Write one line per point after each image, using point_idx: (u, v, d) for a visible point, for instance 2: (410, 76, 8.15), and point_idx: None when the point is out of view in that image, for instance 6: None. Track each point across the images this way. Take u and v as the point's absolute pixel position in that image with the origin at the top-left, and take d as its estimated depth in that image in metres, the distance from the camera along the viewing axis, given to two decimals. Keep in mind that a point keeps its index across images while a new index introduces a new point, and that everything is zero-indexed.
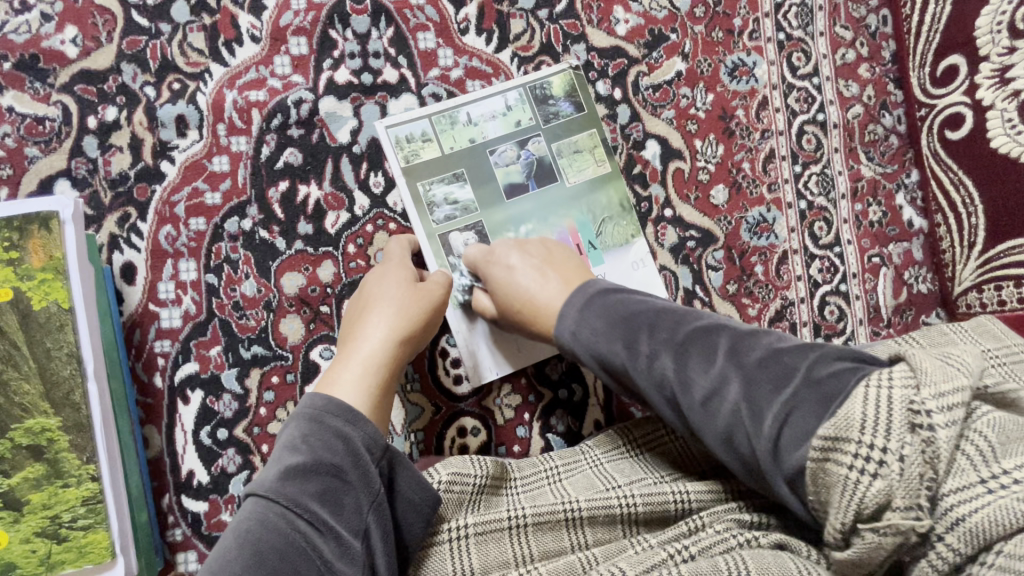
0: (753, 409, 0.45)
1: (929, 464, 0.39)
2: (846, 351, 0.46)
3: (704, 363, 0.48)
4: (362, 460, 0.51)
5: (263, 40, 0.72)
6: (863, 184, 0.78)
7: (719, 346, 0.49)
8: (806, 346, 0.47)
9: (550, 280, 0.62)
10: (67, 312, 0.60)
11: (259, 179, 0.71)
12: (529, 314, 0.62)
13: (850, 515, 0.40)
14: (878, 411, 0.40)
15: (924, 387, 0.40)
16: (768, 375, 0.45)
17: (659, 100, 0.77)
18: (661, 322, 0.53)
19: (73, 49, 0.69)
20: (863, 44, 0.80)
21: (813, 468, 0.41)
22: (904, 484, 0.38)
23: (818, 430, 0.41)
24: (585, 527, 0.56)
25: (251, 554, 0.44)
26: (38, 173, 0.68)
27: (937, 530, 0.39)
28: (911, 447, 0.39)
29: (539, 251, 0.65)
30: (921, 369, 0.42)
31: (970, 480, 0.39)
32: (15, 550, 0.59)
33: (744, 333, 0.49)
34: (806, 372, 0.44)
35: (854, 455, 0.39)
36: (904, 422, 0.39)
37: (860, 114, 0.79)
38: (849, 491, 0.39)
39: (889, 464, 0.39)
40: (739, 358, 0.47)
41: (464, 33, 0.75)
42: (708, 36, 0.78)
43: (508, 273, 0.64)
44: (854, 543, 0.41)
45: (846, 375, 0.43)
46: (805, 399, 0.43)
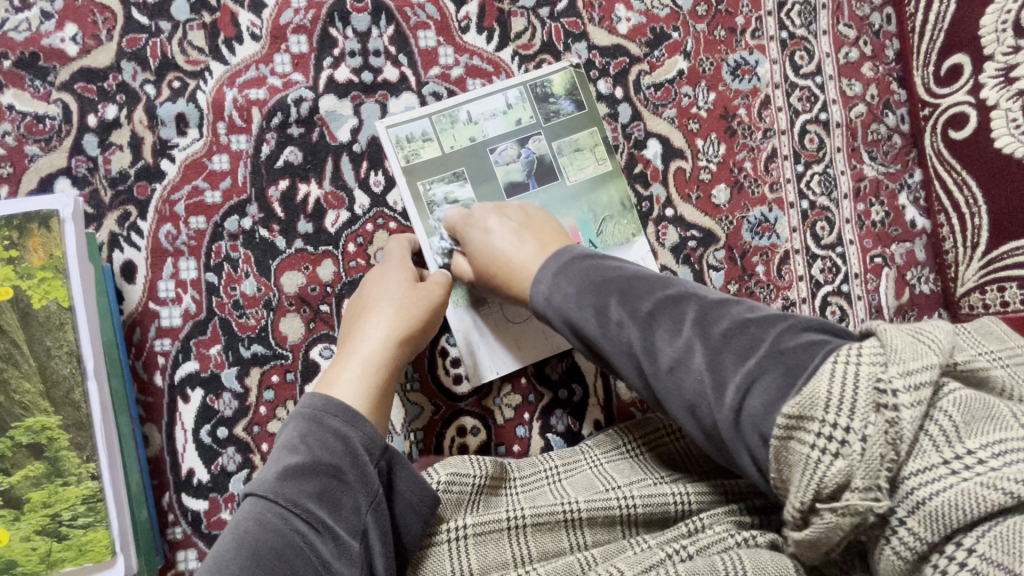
0: (716, 382, 0.43)
1: (891, 446, 0.36)
2: (819, 323, 0.43)
3: (672, 332, 0.46)
4: (361, 459, 0.51)
5: (263, 38, 0.71)
6: (866, 184, 0.78)
7: (686, 316, 0.46)
8: (775, 316, 0.44)
9: (527, 244, 0.60)
10: (67, 311, 0.60)
11: (259, 178, 0.70)
12: (505, 276, 0.61)
13: (808, 495, 0.38)
14: (843, 389, 0.37)
15: (892, 365, 0.37)
16: (734, 346, 0.43)
17: (660, 99, 0.76)
18: (632, 288, 0.50)
19: (74, 47, 0.69)
20: (867, 43, 0.79)
21: (776, 447, 0.39)
22: (865, 465, 0.36)
23: (784, 408, 0.39)
24: (584, 528, 0.56)
25: (249, 555, 0.44)
26: (38, 171, 0.68)
27: (898, 514, 0.36)
28: (874, 427, 0.36)
29: (517, 214, 0.63)
30: (892, 346, 0.39)
31: (934, 461, 0.35)
32: (15, 548, 0.59)
33: (712, 303, 0.47)
34: (772, 343, 0.42)
35: (817, 434, 0.37)
36: (869, 401, 0.37)
37: (862, 114, 0.78)
38: (809, 470, 0.37)
39: (851, 444, 0.36)
40: (706, 329, 0.45)
41: (465, 31, 0.74)
42: (710, 34, 0.77)
43: (486, 236, 0.62)
44: (812, 524, 0.38)
45: (814, 349, 0.40)
46: (771, 371, 0.40)
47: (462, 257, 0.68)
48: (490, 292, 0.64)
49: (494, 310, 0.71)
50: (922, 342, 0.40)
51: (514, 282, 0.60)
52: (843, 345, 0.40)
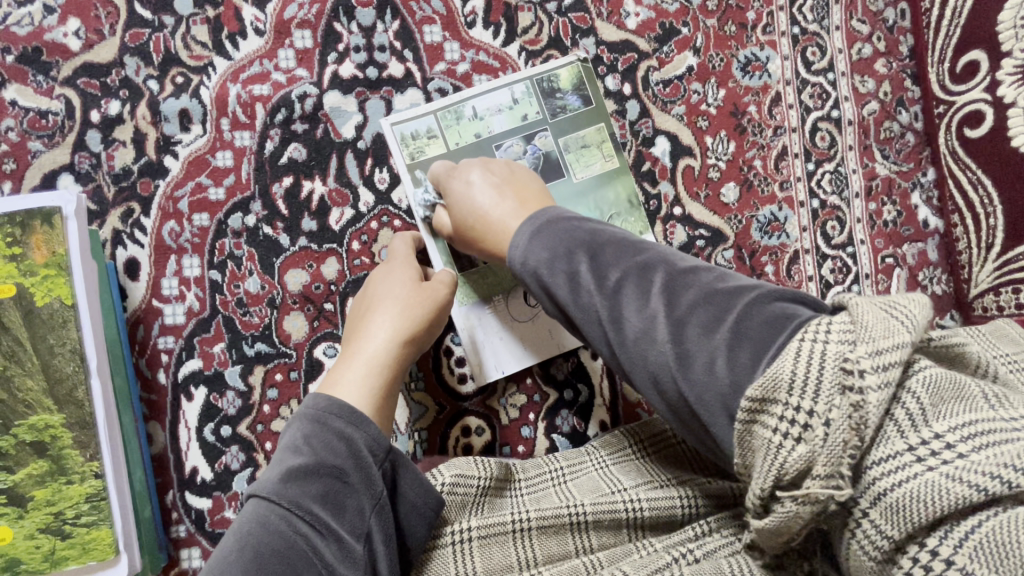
0: (681, 357, 0.42)
1: (854, 431, 0.34)
2: (789, 293, 0.42)
3: (639, 302, 0.45)
4: (365, 462, 0.51)
5: (266, 33, 0.70)
6: (878, 183, 0.77)
7: (653, 284, 0.46)
8: (744, 286, 0.43)
9: (506, 199, 0.60)
10: (71, 308, 0.60)
11: (263, 175, 0.70)
12: (481, 231, 0.60)
13: (769, 481, 0.36)
14: (809, 370, 0.36)
15: (861, 344, 0.36)
16: (700, 318, 0.42)
17: (669, 95, 0.75)
18: (602, 252, 0.49)
19: (77, 42, 0.68)
20: (881, 38, 0.78)
21: (741, 431, 0.38)
22: (827, 451, 0.34)
23: (748, 389, 0.38)
24: (590, 531, 0.55)
25: (251, 557, 0.44)
26: (41, 167, 0.67)
27: (861, 505, 0.34)
28: (838, 411, 0.34)
29: (501, 171, 0.63)
30: (863, 322, 0.37)
31: (898, 447, 0.34)
32: (19, 546, 0.59)
33: (681, 271, 0.46)
34: (737, 316, 0.41)
35: (780, 417, 0.36)
36: (834, 382, 0.35)
37: (875, 111, 0.77)
38: (770, 455, 0.36)
39: (814, 429, 0.35)
40: (673, 299, 0.44)
41: (471, 26, 0.73)
42: (721, 30, 0.76)
43: (467, 188, 0.62)
44: (773, 512, 0.37)
45: (779, 326, 0.39)
46: (736, 348, 0.40)
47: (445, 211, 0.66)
48: (468, 249, 0.64)
49: (501, 308, 0.70)
50: (896, 316, 0.38)
51: (491, 235, 0.60)
52: (813, 319, 0.39)
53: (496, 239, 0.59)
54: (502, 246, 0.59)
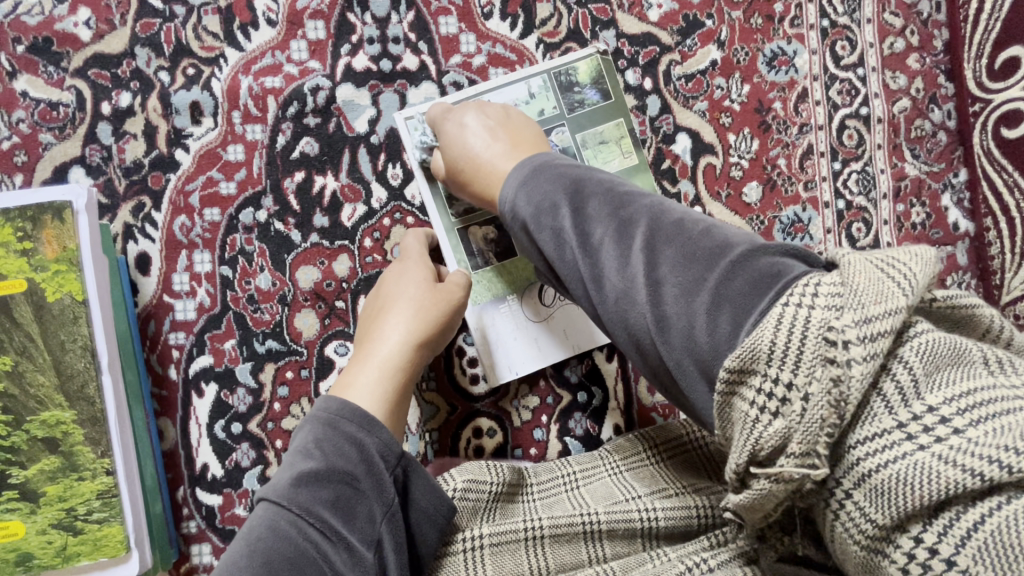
0: (659, 320, 0.40)
1: (834, 409, 0.32)
2: (781, 247, 0.38)
3: (620, 260, 0.43)
4: (377, 468, 0.50)
5: (279, 24, 0.69)
6: (907, 184, 0.74)
7: (634, 241, 0.43)
8: (730, 242, 0.40)
9: (498, 142, 0.60)
10: (81, 304, 0.59)
11: (275, 169, 0.69)
12: (472, 172, 0.60)
13: (744, 457, 0.34)
14: (790, 338, 0.33)
15: (848, 310, 0.33)
16: (679, 279, 0.40)
17: (691, 91, 0.73)
18: (584, 205, 0.47)
19: (87, 32, 0.67)
20: (914, 32, 0.74)
21: (720, 403, 0.36)
22: (804, 428, 0.32)
23: (726, 360, 0.35)
24: (603, 540, 0.54)
25: (261, 563, 0.43)
26: (52, 160, 0.67)
27: (842, 486, 0.32)
28: (818, 384, 0.32)
29: (497, 114, 0.62)
30: (853, 284, 0.34)
31: (886, 425, 0.31)
32: (32, 540, 0.59)
33: (667, 224, 0.43)
34: (719, 278, 0.38)
35: (757, 390, 0.34)
36: (817, 353, 0.32)
37: (906, 108, 0.74)
38: (746, 429, 0.34)
39: (793, 403, 0.33)
40: (653, 257, 0.41)
41: (488, 18, 0.71)
42: (746, 23, 0.73)
43: (460, 130, 0.61)
44: (748, 488, 0.35)
45: (763, 288, 0.36)
46: (716, 311, 0.37)
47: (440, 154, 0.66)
48: (459, 194, 0.64)
49: (515, 309, 0.69)
50: (892, 277, 0.34)
51: (481, 178, 0.59)
52: (803, 276, 0.36)
53: (485, 181, 0.59)
54: (492, 189, 0.59)
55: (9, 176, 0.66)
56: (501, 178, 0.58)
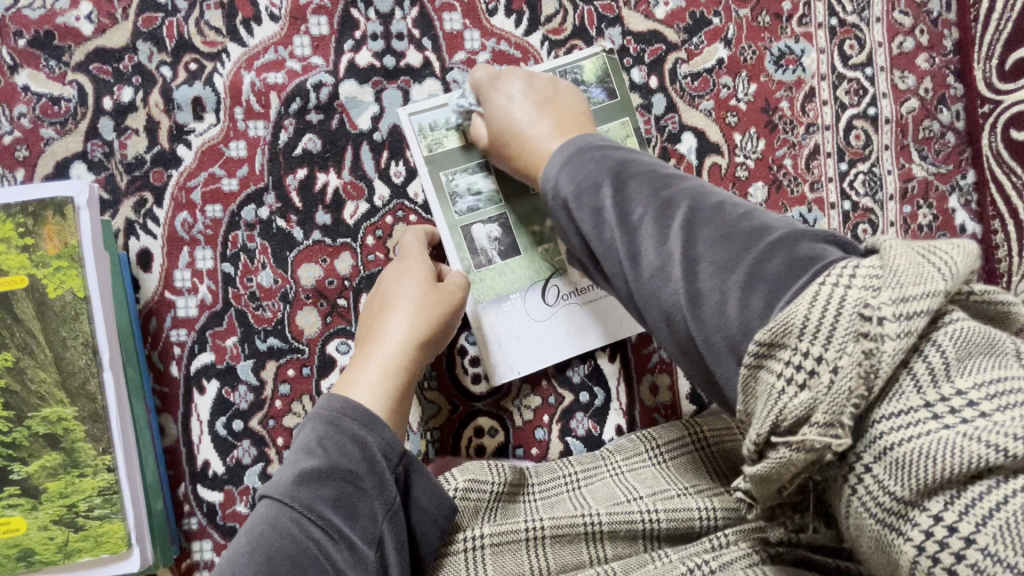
0: (692, 296, 0.39)
1: (862, 381, 0.31)
2: (821, 233, 0.38)
3: (659, 238, 0.42)
4: (379, 466, 0.49)
5: (282, 19, 0.68)
6: (914, 185, 0.73)
7: (674, 221, 0.42)
8: (769, 225, 0.39)
9: (545, 119, 0.58)
10: (83, 301, 0.59)
11: (277, 166, 0.68)
12: (516, 147, 0.59)
13: (765, 428, 0.34)
14: (824, 314, 0.33)
15: (885, 289, 0.32)
16: (716, 258, 0.39)
17: (698, 89, 0.72)
18: (626, 184, 0.45)
19: (89, 26, 0.67)
20: (924, 32, 0.74)
21: (745, 376, 0.36)
22: (830, 399, 0.32)
23: (757, 333, 0.35)
24: (604, 541, 0.54)
25: (263, 560, 0.43)
26: (54, 155, 0.66)
27: (863, 459, 0.32)
28: (848, 358, 0.32)
29: (544, 88, 0.61)
30: (892, 266, 0.33)
31: (913, 403, 0.31)
32: (33, 536, 0.59)
33: (708, 206, 0.42)
34: (756, 258, 0.38)
35: (786, 363, 0.33)
36: (849, 329, 0.32)
37: (915, 109, 0.73)
38: (771, 400, 0.34)
39: (820, 375, 0.32)
40: (691, 236, 0.41)
41: (492, 14, 0.70)
42: (754, 21, 0.72)
43: (507, 102, 0.60)
44: (767, 458, 0.35)
45: (801, 269, 0.36)
46: (750, 290, 0.37)
47: (481, 123, 0.64)
48: (501, 166, 0.62)
49: (516, 308, 0.68)
50: (934, 262, 0.34)
51: (524, 154, 0.58)
52: (842, 261, 0.35)
53: (528, 158, 0.58)
54: (535, 166, 0.57)
55: (10, 171, 0.66)
56: (545, 157, 0.56)
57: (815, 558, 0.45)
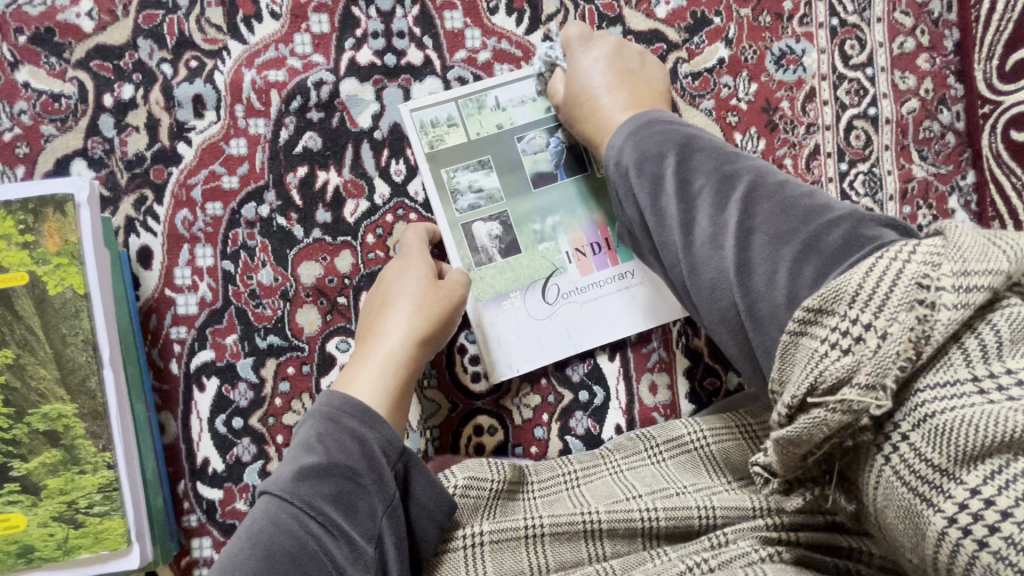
0: (741, 265, 0.41)
1: (913, 345, 0.32)
2: (880, 218, 0.39)
3: (716, 207, 0.44)
4: (378, 463, 0.50)
5: (283, 17, 0.68)
6: (914, 185, 0.73)
7: (733, 194, 0.44)
8: (830, 206, 0.41)
9: (621, 94, 0.61)
10: (83, 298, 0.59)
11: (277, 164, 0.68)
12: (587, 111, 0.61)
13: (802, 389, 0.35)
14: (879, 284, 0.34)
15: (947, 263, 0.33)
16: (772, 227, 0.41)
17: (698, 89, 0.72)
18: (691, 157, 0.48)
19: (89, 23, 0.67)
20: (924, 32, 0.74)
21: (788, 343, 0.37)
22: (875, 362, 0.33)
23: (807, 300, 0.36)
24: (603, 539, 0.54)
25: (263, 556, 0.43)
26: (54, 152, 0.66)
27: (901, 428, 0.32)
28: (899, 325, 0.33)
29: (627, 61, 0.63)
30: (957, 243, 0.34)
31: (960, 375, 0.31)
32: (33, 533, 0.60)
33: (768, 184, 0.44)
34: (816, 231, 0.40)
35: (833, 328, 0.34)
36: (904, 297, 0.33)
37: (915, 109, 0.73)
38: (812, 362, 0.35)
39: (867, 341, 0.33)
40: (749, 208, 0.43)
41: (493, 13, 0.70)
42: (755, 21, 0.72)
43: (590, 65, 0.62)
44: (800, 420, 0.35)
45: (858, 244, 0.37)
46: (802, 261, 0.39)
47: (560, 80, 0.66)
48: (569, 127, 0.65)
49: (516, 308, 0.69)
50: (998, 245, 0.34)
51: (592, 121, 0.61)
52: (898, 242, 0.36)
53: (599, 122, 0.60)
54: (599, 136, 0.60)
55: (10, 168, 0.66)
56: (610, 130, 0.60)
57: (815, 558, 0.46)
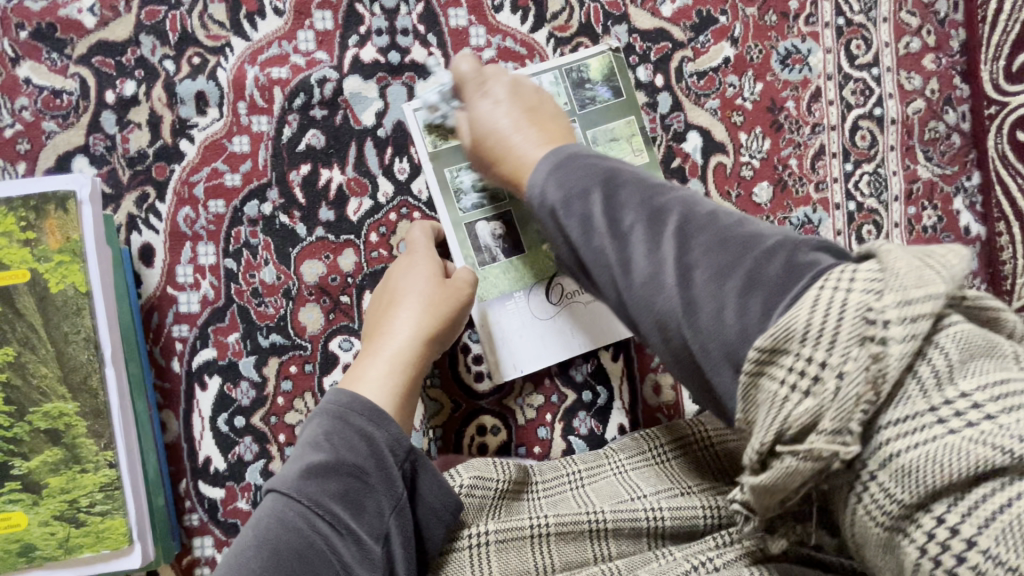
0: (687, 303, 0.38)
1: (871, 386, 0.31)
2: (814, 240, 0.37)
3: (652, 243, 0.41)
4: (386, 462, 0.49)
5: (286, 13, 0.68)
6: (919, 186, 0.73)
7: (667, 227, 0.41)
8: (762, 233, 0.39)
9: (530, 129, 0.55)
10: (85, 296, 0.59)
11: (280, 162, 0.68)
12: (499, 153, 0.55)
13: (770, 436, 0.33)
14: (827, 317, 0.32)
15: (889, 292, 0.32)
16: (712, 263, 0.38)
17: (703, 88, 0.72)
18: (617, 192, 0.44)
19: (91, 19, 0.66)
20: (930, 32, 0.73)
21: (746, 383, 0.35)
22: (837, 406, 0.31)
23: (759, 339, 0.34)
24: (609, 539, 0.54)
25: (270, 554, 0.43)
26: (55, 149, 0.66)
27: (869, 467, 0.31)
28: (854, 362, 0.31)
29: (529, 98, 0.59)
30: (893, 269, 0.33)
31: (919, 408, 0.30)
32: (34, 531, 0.59)
33: (701, 214, 0.41)
34: (754, 263, 0.37)
35: (789, 369, 0.33)
36: (854, 332, 0.31)
37: (920, 110, 0.73)
38: (775, 408, 0.33)
39: (825, 382, 0.31)
40: (686, 242, 0.40)
41: (498, 11, 0.70)
42: (761, 20, 0.72)
43: (492, 106, 0.57)
44: (770, 468, 0.34)
45: (799, 272, 0.35)
46: (748, 294, 0.36)
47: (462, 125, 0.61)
48: (482, 172, 0.58)
49: (520, 307, 0.68)
50: (931, 266, 0.34)
51: (509, 160, 0.54)
52: (836, 266, 0.35)
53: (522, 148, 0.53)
54: (521, 173, 0.52)
55: (11, 164, 0.65)
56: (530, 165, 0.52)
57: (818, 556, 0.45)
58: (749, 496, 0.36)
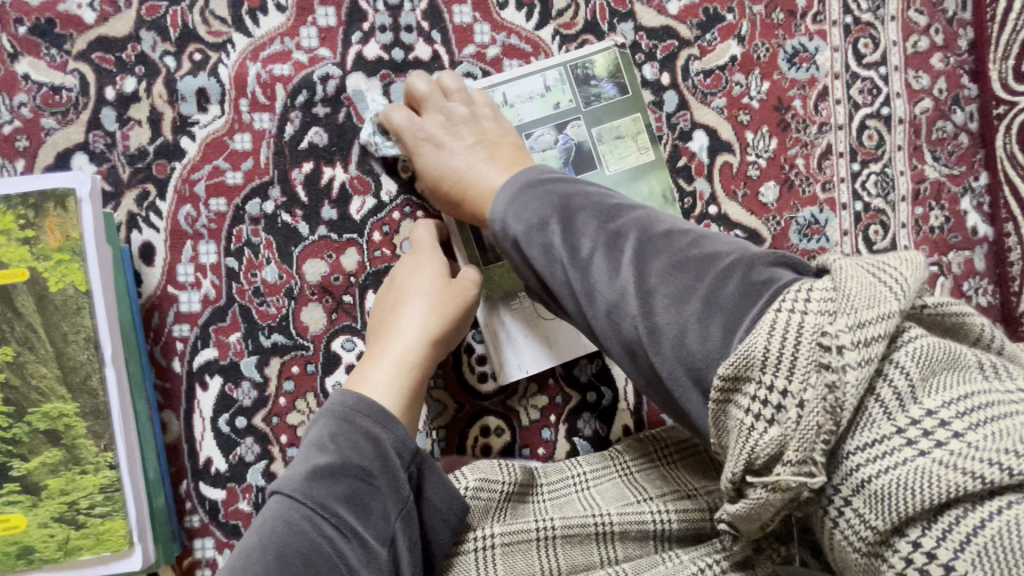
0: (651, 330, 0.40)
1: (829, 415, 0.33)
2: (771, 255, 0.39)
3: (611, 270, 0.43)
4: (391, 464, 0.49)
5: (288, 10, 0.67)
6: (926, 186, 0.72)
7: (624, 251, 0.43)
8: (718, 252, 0.41)
9: (482, 159, 0.60)
10: (84, 295, 0.58)
11: (282, 159, 0.67)
12: (459, 190, 0.60)
13: (740, 465, 0.35)
14: (784, 345, 0.34)
15: (841, 315, 0.34)
16: (670, 287, 0.40)
17: (710, 87, 0.71)
18: (573, 219, 0.46)
19: (91, 14, 0.65)
20: (939, 31, 0.73)
21: (715, 411, 0.37)
22: (800, 435, 0.33)
23: (720, 367, 0.36)
24: (615, 542, 0.53)
25: (275, 557, 0.42)
26: (55, 146, 0.65)
27: (841, 493, 0.33)
28: (813, 391, 0.33)
29: (467, 126, 0.62)
30: (845, 289, 0.35)
31: (885, 431, 0.32)
32: (33, 534, 0.59)
33: (656, 235, 0.43)
34: (709, 286, 0.39)
35: (752, 398, 0.35)
36: (811, 359, 0.33)
37: (928, 109, 0.72)
38: (742, 437, 0.35)
39: (787, 410, 0.34)
40: (644, 265, 0.42)
41: (503, 7, 0.69)
42: (768, 18, 0.71)
43: (437, 150, 0.61)
44: (745, 497, 0.36)
45: (755, 294, 0.37)
46: (707, 319, 0.38)
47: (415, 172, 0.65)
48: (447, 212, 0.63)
49: (526, 308, 0.68)
50: (884, 282, 0.36)
51: (471, 194, 0.59)
52: (794, 282, 0.37)
53: (475, 196, 0.58)
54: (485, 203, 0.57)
55: (10, 161, 0.64)
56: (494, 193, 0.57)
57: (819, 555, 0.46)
58: (731, 521, 0.39)
